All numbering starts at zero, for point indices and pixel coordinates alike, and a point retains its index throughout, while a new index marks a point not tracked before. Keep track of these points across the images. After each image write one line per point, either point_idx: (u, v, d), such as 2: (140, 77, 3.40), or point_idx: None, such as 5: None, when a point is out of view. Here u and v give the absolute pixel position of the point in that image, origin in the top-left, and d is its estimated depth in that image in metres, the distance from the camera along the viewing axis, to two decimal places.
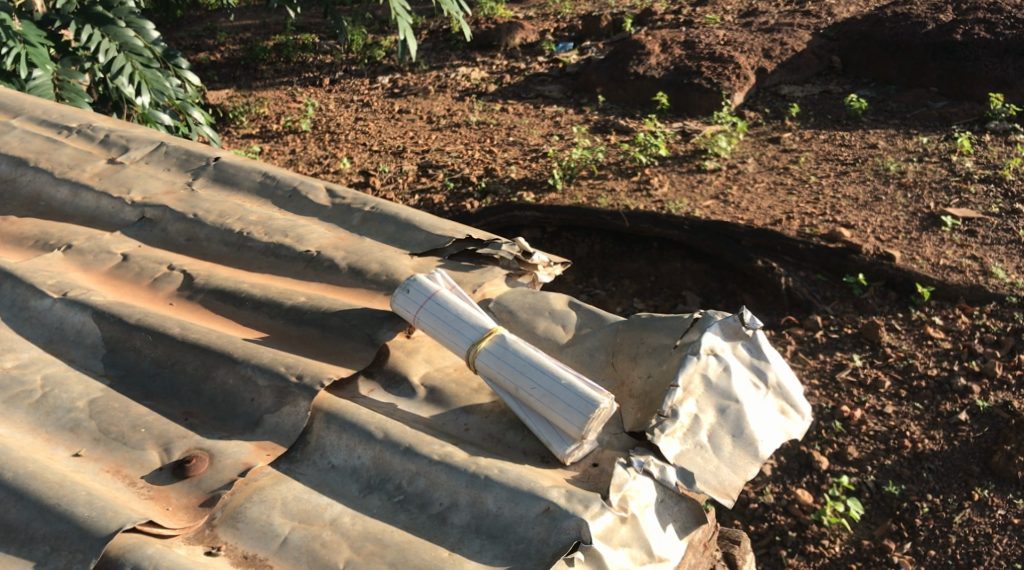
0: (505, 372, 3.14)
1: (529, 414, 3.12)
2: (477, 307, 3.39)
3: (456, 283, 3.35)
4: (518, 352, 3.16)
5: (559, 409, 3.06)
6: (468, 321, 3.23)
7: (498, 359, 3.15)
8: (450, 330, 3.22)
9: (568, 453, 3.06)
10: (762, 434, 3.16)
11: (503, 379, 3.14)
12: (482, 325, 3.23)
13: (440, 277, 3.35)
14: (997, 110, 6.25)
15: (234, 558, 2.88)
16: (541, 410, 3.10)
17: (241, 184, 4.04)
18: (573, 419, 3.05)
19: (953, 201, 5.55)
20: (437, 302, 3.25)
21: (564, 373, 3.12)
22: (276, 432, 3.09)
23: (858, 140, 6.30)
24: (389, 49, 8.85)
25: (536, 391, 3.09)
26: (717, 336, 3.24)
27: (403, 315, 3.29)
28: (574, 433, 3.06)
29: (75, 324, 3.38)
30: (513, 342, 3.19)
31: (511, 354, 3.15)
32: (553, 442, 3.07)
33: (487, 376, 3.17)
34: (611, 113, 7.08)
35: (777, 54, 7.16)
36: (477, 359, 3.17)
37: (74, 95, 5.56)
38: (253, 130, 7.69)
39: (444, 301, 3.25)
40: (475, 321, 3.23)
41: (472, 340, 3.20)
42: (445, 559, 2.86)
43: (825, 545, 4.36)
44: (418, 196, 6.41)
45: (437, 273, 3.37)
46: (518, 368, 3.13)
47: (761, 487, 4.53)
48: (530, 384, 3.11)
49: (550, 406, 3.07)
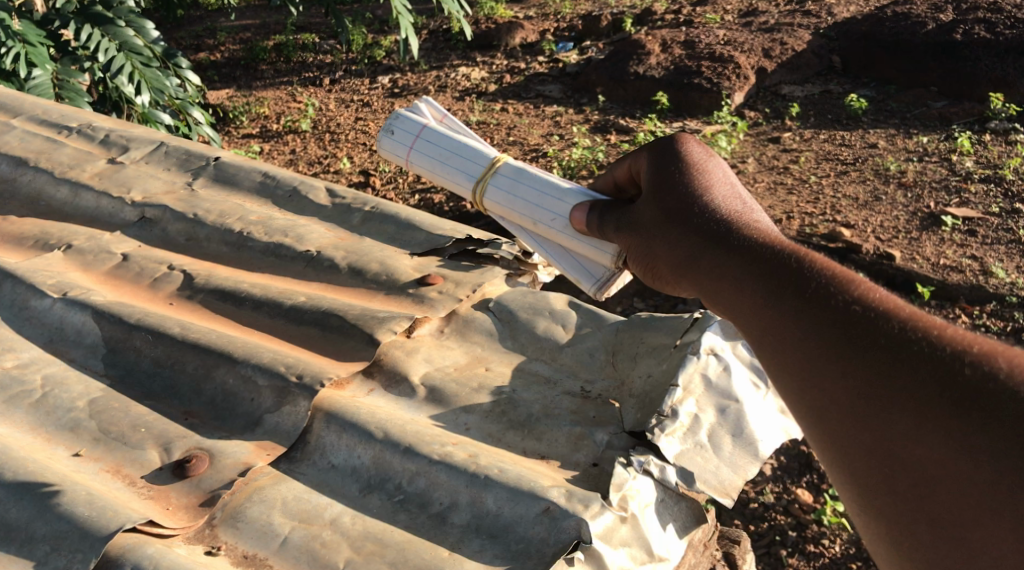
0: (521, 206, 3.43)
1: (549, 251, 3.45)
2: (470, 131, 3.64)
3: (446, 113, 3.70)
4: (531, 182, 3.43)
5: (586, 237, 3.30)
6: (467, 152, 3.55)
7: (508, 193, 3.46)
8: (450, 163, 3.55)
9: (600, 287, 3.36)
10: (762, 433, 3.09)
11: (521, 214, 3.44)
12: (485, 157, 3.54)
13: (427, 109, 3.71)
14: (997, 110, 6.27)
15: (234, 558, 2.86)
16: (557, 242, 3.42)
17: (240, 183, 4.04)
18: (599, 248, 3.29)
19: (953, 201, 5.56)
20: (428, 133, 3.60)
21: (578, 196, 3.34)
22: (276, 432, 3.09)
23: (858, 140, 6.32)
24: (389, 50, 8.89)
25: (556, 221, 3.37)
26: (717, 336, 3.19)
27: (397, 156, 3.67)
28: (608, 262, 3.29)
29: (75, 324, 3.39)
30: (519, 170, 3.48)
31: (521, 188, 3.44)
32: (582, 280, 3.37)
33: (504, 211, 3.50)
34: (611, 113, 7.07)
35: (777, 54, 7.19)
36: (490, 198, 3.50)
37: (73, 95, 5.56)
38: (253, 130, 7.68)
39: (434, 131, 3.61)
40: (475, 157, 3.54)
41: (477, 178, 3.52)
42: (445, 559, 2.85)
43: (825, 544, 4.52)
44: (418, 196, 6.41)
45: (423, 104, 3.72)
46: (528, 202, 3.42)
47: (760, 487, 4.71)
48: (549, 215, 3.39)
49: (563, 239, 3.39)
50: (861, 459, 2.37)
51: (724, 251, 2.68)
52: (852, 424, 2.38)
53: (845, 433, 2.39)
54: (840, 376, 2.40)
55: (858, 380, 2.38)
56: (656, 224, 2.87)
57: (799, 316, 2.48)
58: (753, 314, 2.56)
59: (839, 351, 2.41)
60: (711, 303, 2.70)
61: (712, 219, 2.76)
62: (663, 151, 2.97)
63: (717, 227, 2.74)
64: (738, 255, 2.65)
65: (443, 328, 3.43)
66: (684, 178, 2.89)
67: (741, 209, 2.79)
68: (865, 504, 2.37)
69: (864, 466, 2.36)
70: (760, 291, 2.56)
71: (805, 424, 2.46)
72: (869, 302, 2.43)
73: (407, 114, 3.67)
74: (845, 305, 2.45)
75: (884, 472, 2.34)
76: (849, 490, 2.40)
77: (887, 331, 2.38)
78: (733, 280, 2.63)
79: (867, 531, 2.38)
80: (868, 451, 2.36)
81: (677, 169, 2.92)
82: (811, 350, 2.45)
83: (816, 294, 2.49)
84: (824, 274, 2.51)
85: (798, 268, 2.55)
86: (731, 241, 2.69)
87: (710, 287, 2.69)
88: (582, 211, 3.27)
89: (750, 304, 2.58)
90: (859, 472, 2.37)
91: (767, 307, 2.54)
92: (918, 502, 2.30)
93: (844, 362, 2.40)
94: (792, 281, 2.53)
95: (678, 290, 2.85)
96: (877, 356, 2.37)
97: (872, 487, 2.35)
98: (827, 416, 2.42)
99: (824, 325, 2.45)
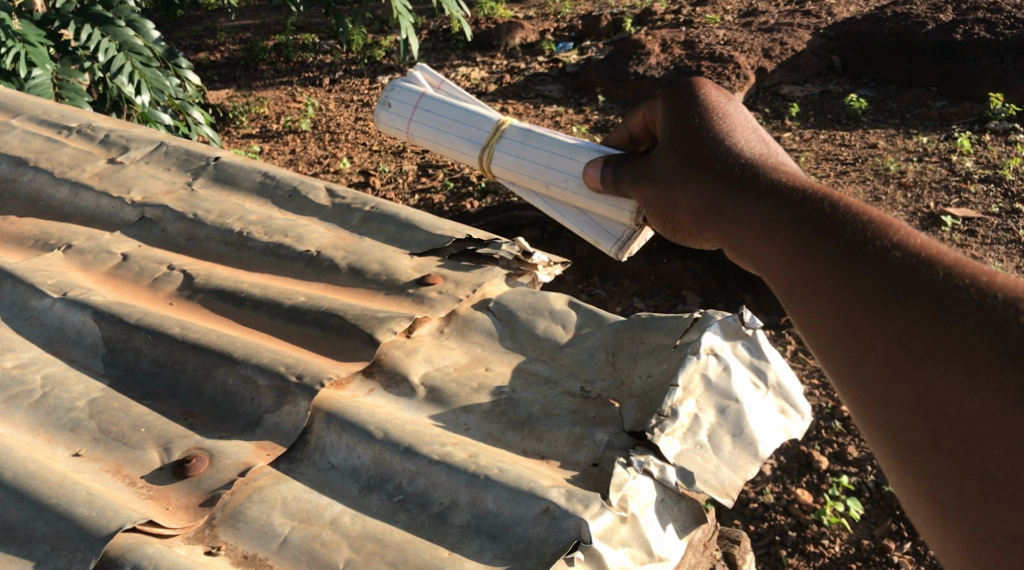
0: (531, 168, 3.51)
1: (567, 213, 3.55)
2: (468, 95, 3.71)
3: (441, 78, 3.77)
4: (538, 143, 3.50)
5: (601, 195, 3.39)
6: (469, 118, 3.62)
7: (516, 156, 3.54)
8: (452, 131, 3.63)
9: (622, 247, 3.44)
10: (762, 433, 3.08)
11: (533, 177, 3.53)
12: (487, 121, 3.61)
13: (422, 75, 3.78)
14: (997, 110, 6.40)
15: (234, 558, 2.86)
16: (572, 203, 3.51)
17: (240, 183, 4.04)
18: (615, 207, 3.37)
19: (953, 201, 5.70)
20: (426, 102, 3.68)
21: (587, 155, 3.43)
22: (276, 432, 3.09)
23: (858, 141, 6.38)
24: (388, 49, 8.92)
25: (569, 181, 3.46)
26: (717, 335, 3.17)
27: (398, 129, 3.75)
28: (626, 221, 3.36)
29: (75, 324, 3.39)
30: (524, 131, 3.56)
31: (529, 151, 3.51)
32: (602, 241, 3.47)
33: (515, 176, 3.58)
34: (611, 113, 7.07)
35: (777, 54, 7.22)
36: (499, 163, 3.58)
37: (74, 95, 5.57)
38: (253, 130, 7.68)
39: (431, 99, 3.68)
40: (478, 123, 3.61)
41: (483, 144, 3.59)
42: (445, 559, 2.85)
43: (825, 544, 4.53)
44: (419, 196, 6.42)
45: (418, 70, 3.79)
46: (539, 166, 3.49)
47: (760, 487, 4.72)
48: (562, 176, 3.47)
49: (578, 200, 3.48)
50: (901, 412, 2.45)
51: (757, 199, 2.76)
52: (893, 377, 2.46)
53: (886, 385, 2.47)
54: (880, 327, 2.49)
55: (899, 330, 2.46)
56: (685, 175, 2.95)
57: (836, 264, 2.57)
58: (787, 264, 2.65)
59: (879, 301, 2.50)
60: (740, 251, 2.79)
61: (739, 165, 2.85)
62: (683, 101, 3.06)
63: (745, 175, 2.82)
64: (770, 204, 2.73)
65: (443, 329, 3.43)
66: (706, 127, 2.98)
67: (767, 156, 2.88)
68: (903, 458, 2.46)
69: (904, 420, 2.45)
70: (798, 238, 2.65)
71: (842, 376, 2.55)
72: (912, 249, 2.51)
73: (403, 83, 3.74)
74: (887, 252, 2.53)
75: (925, 424, 2.42)
76: (888, 443, 2.48)
77: (931, 278, 2.46)
78: (766, 229, 2.71)
79: (904, 485, 2.46)
80: (909, 404, 2.44)
81: (700, 118, 3.00)
82: (849, 299, 2.54)
83: (857, 241, 2.57)
84: (861, 221, 2.59)
85: (839, 215, 2.62)
86: (761, 189, 2.77)
87: (739, 236, 2.78)
88: (596, 167, 3.36)
89: (785, 252, 2.66)
90: (898, 426, 2.46)
91: (803, 256, 2.63)
92: (960, 452, 2.38)
93: (884, 312, 2.49)
94: (828, 229, 2.61)
95: (702, 239, 2.95)
96: (918, 305, 2.45)
97: (911, 441, 2.44)
98: (866, 368, 2.50)
99: (863, 274, 2.53)
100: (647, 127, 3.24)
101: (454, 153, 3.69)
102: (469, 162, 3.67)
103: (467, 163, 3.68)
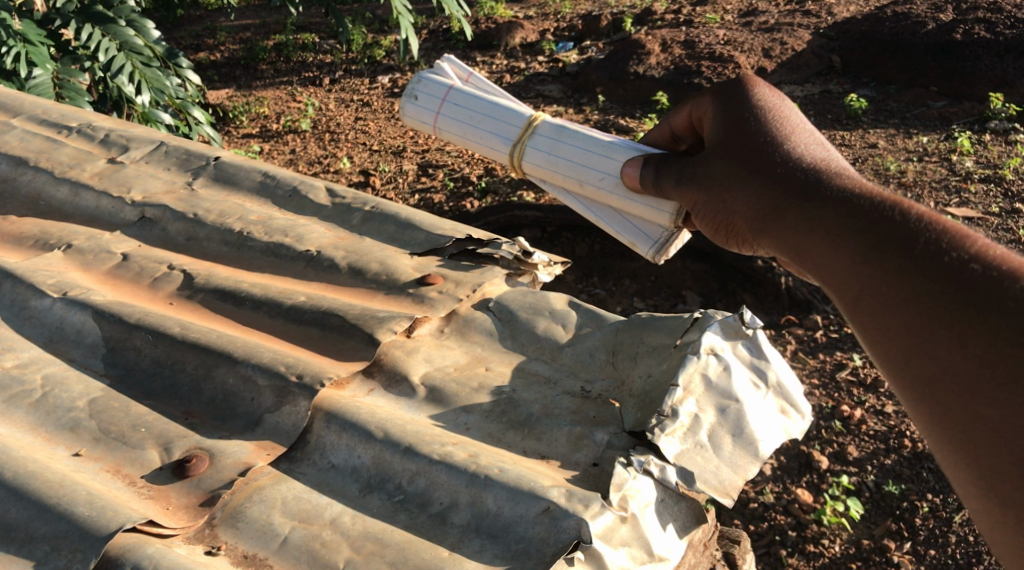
0: (565, 167, 3.49)
1: (599, 214, 3.53)
2: (499, 88, 3.67)
3: (469, 71, 3.72)
4: (573, 141, 3.48)
5: (638, 196, 3.37)
6: (499, 113, 3.58)
7: (550, 154, 3.52)
8: (482, 127, 3.58)
9: (658, 250, 3.43)
10: (762, 433, 3.08)
11: (567, 176, 3.50)
12: (518, 117, 3.57)
13: (450, 67, 3.72)
14: (997, 110, 6.43)
15: (234, 558, 2.86)
16: (606, 203, 3.49)
17: (240, 183, 4.04)
18: (654, 209, 3.35)
19: (954, 201, 5.73)
20: (454, 95, 3.63)
21: (624, 154, 3.41)
22: (276, 432, 3.09)
23: (858, 140, 6.43)
24: (388, 49, 8.92)
25: (604, 180, 3.44)
26: (717, 335, 3.17)
27: (424, 124, 3.69)
28: (665, 223, 3.35)
29: (75, 324, 3.39)
30: (557, 128, 3.53)
31: (562, 150, 3.50)
32: (636, 243, 3.46)
33: (546, 174, 3.56)
34: (612, 112, 7.05)
35: (777, 54, 7.28)
36: (529, 160, 3.55)
37: (74, 94, 5.55)
38: (253, 130, 7.68)
39: (460, 92, 3.63)
40: (510, 120, 3.57)
41: (514, 141, 3.56)
42: (445, 559, 2.85)
43: (825, 544, 4.53)
44: (419, 196, 6.42)
45: (446, 62, 3.73)
46: (572, 164, 3.48)
47: (760, 487, 4.72)
48: (596, 174, 3.45)
49: (612, 202, 3.46)
50: (984, 436, 2.44)
51: (823, 208, 2.73)
52: (975, 397, 2.45)
53: (965, 405, 2.46)
54: (959, 344, 2.47)
55: (980, 350, 2.44)
56: (739, 179, 2.93)
57: (910, 278, 2.55)
58: (854, 275, 2.63)
59: (959, 319, 2.47)
60: (801, 259, 2.77)
61: (801, 172, 2.82)
62: (733, 100, 3.03)
63: (809, 181, 2.80)
64: (836, 210, 2.71)
65: (443, 328, 3.43)
66: (761, 129, 2.95)
67: (828, 161, 2.85)
68: (987, 484, 2.45)
69: (989, 444, 2.44)
70: (866, 249, 2.62)
71: (913, 396, 2.54)
72: (992, 261, 2.49)
73: (431, 76, 3.68)
74: (965, 265, 2.50)
75: (1012, 448, 2.41)
76: (968, 468, 2.47)
77: (1016, 295, 2.44)
78: (831, 238, 2.69)
79: (987, 513, 2.45)
80: (991, 428, 2.43)
81: (754, 119, 2.97)
82: (924, 315, 2.52)
83: (932, 252, 2.54)
84: (934, 232, 2.56)
85: (912, 227, 2.59)
86: (827, 198, 2.74)
87: (801, 245, 2.76)
88: (635, 167, 3.33)
89: (848, 262, 2.65)
90: (981, 452, 2.45)
91: (872, 266, 2.60)
92: None
93: (965, 331, 2.46)
94: (899, 239, 2.59)
95: (758, 246, 2.93)
96: (1002, 324, 2.43)
97: (996, 466, 2.43)
98: (944, 388, 2.49)
99: (940, 288, 2.51)
100: (692, 125, 3.23)
101: (482, 149, 3.64)
102: (497, 158, 3.63)
103: (496, 159, 3.64)
